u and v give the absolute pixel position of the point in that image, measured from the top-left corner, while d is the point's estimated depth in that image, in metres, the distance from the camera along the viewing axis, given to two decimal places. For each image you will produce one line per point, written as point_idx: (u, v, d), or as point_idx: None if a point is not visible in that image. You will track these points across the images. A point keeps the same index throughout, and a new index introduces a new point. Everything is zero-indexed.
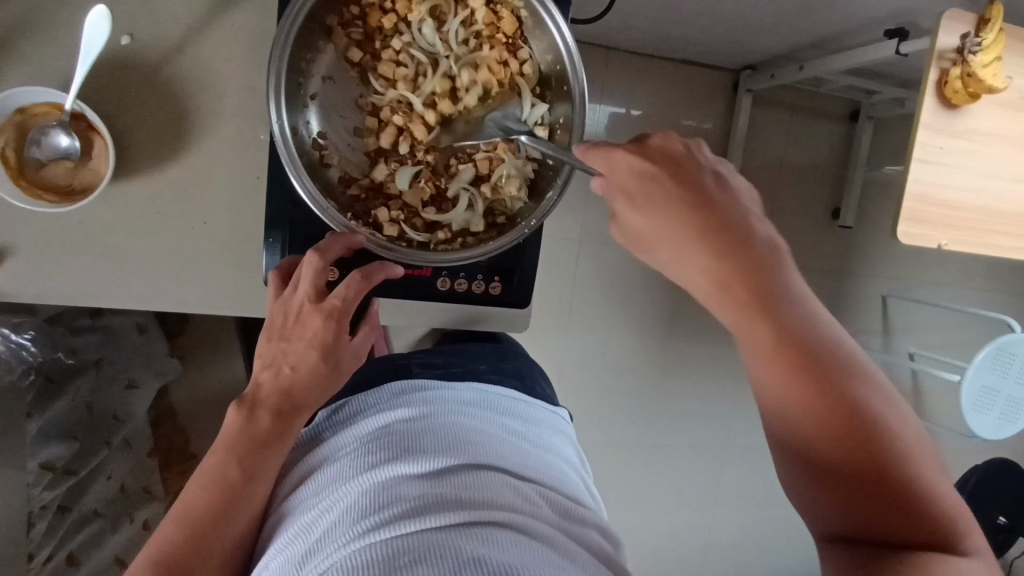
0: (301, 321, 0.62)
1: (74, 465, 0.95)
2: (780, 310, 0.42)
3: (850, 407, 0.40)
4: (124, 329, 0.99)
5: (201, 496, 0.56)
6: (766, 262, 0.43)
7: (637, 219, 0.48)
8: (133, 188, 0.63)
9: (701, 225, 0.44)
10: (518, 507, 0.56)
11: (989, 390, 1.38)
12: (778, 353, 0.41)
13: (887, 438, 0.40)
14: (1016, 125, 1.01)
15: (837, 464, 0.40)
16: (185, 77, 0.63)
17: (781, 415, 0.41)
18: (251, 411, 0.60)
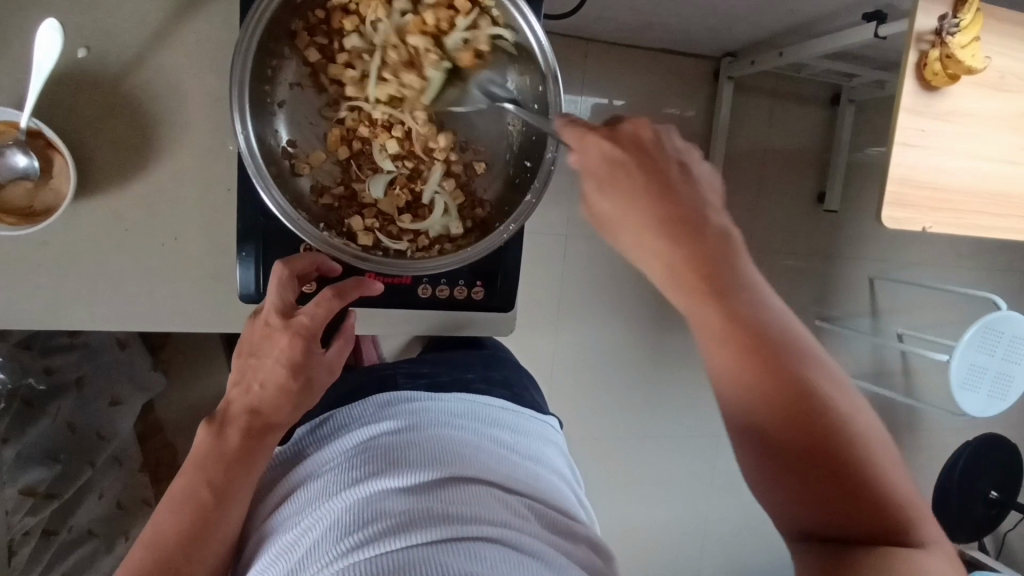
0: (269, 337, 0.60)
1: (56, 489, 0.92)
2: (736, 298, 0.44)
3: (802, 392, 0.42)
4: (103, 347, 0.97)
5: (172, 519, 0.55)
6: (722, 249, 0.45)
7: (604, 205, 0.48)
8: (98, 206, 0.61)
9: (660, 212, 0.46)
10: (505, 521, 0.55)
11: (978, 369, 1.39)
12: (739, 340, 0.43)
13: (841, 425, 0.42)
14: (996, 105, 1.01)
15: (790, 445, 0.41)
16: (146, 90, 0.61)
17: (742, 405, 0.43)
18: (220, 430, 0.59)
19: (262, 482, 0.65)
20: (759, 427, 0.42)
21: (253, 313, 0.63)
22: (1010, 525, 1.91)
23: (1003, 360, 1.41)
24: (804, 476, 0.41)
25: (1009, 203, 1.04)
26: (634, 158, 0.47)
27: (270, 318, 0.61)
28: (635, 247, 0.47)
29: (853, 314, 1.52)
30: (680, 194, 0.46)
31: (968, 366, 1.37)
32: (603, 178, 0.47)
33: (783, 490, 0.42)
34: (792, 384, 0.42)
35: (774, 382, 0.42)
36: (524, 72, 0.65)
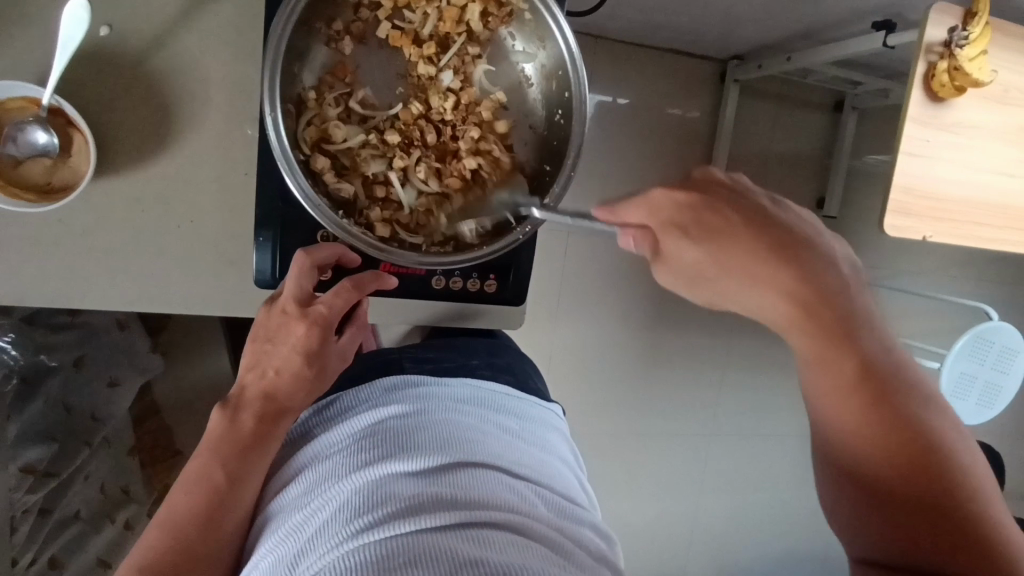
0: (287, 325, 0.61)
1: (54, 467, 0.91)
2: (857, 340, 0.43)
3: (916, 435, 0.40)
4: (106, 328, 0.97)
5: (185, 500, 0.55)
6: (829, 280, 0.44)
7: (690, 252, 0.47)
8: (115, 186, 0.61)
9: (761, 246, 0.45)
10: (514, 507, 0.56)
11: (968, 377, 1.41)
12: (862, 377, 0.42)
13: (961, 476, 0.40)
14: (999, 118, 1.02)
15: (905, 497, 0.39)
16: (169, 71, 0.61)
17: (852, 437, 0.41)
18: (234, 414, 0.59)
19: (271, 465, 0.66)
20: (864, 455, 0.41)
21: (269, 300, 0.64)
22: None
23: (993, 370, 1.43)
24: (917, 532, 0.39)
25: (1009, 215, 1.06)
26: (712, 199, 0.48)
27: (287, 307, 0.62)
28: (726, 292, 0.47)
29: None
30: (784, 228, 0.46)
31: (958, 374, 1.40)
32: (687, 223, 0.48)
33: (891, 542, 0.40)
34: (914, 439, 0.40)
35: (892, 418, 0.40)
36: (550, 76, 0.68)
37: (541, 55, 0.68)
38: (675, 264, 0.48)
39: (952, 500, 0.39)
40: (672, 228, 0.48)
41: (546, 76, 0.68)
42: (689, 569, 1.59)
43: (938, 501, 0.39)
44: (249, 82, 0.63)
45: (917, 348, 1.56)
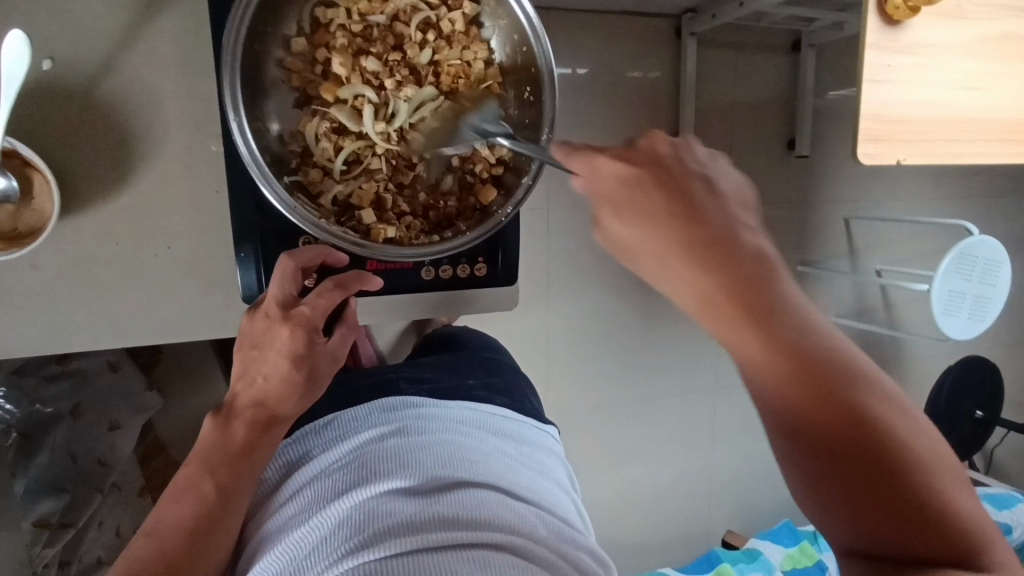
0: (271, 330, 0.59)
1: (69, 518, 0.93)
2: (772, 323, 0.40)
3: (851, 411, 0.39)
4: (97, 371, 0.94)
5: (173, 509, 0.54)
6: (753, 260, 0.42)
7: (625, 230, 0.46)
8: (84, 222, 0.59)
9: (681, 239, 0.43)
10: (514, 528, 0.56)
11: (956, 294, 1.43)
12: (777, 362, 0.39)
13: (898, 448, 0.39)
14: (956, 33, 1.03)
15: (848, 480, 0.38)
16: (122, 97, 0.59)
17: (793, 425, 0.39)
18: (227, 422, 0.58)
19: (265, 480, 0.65)
20: (798, 430, 0.39)
21: (252, 308, 0.62)
22: (997, 441, 1.99)
23: (980, 283, 1.46)
24: (856, 508, 0.38)
25: (976, 128, 1.06)
26: (654, 176, 0.47)
27: (270, 311, 0.60)
28: (665, 275, 0.44)
29: (831, 256, 1.55)
30: (702, 212, 0.44)
31: (947, 292, 1.42)
32: (619, 200, 0.47)
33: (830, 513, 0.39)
34: (847, 413, 0.38)
35: (826, 401, 0.39)
36: (514, 55, 0.68)
37: (502, 31, 0.68)
38: (610, 238, 0.48)
39: (902, 489, 0.38)
40: (606, 206, 0.48)
41: (510, 54, 0.69)
42: (711, 522, 1.61)
43: (875, 474, 0.38)
44: (206, 99, 0.61)
45: (903, 274, 1.58)
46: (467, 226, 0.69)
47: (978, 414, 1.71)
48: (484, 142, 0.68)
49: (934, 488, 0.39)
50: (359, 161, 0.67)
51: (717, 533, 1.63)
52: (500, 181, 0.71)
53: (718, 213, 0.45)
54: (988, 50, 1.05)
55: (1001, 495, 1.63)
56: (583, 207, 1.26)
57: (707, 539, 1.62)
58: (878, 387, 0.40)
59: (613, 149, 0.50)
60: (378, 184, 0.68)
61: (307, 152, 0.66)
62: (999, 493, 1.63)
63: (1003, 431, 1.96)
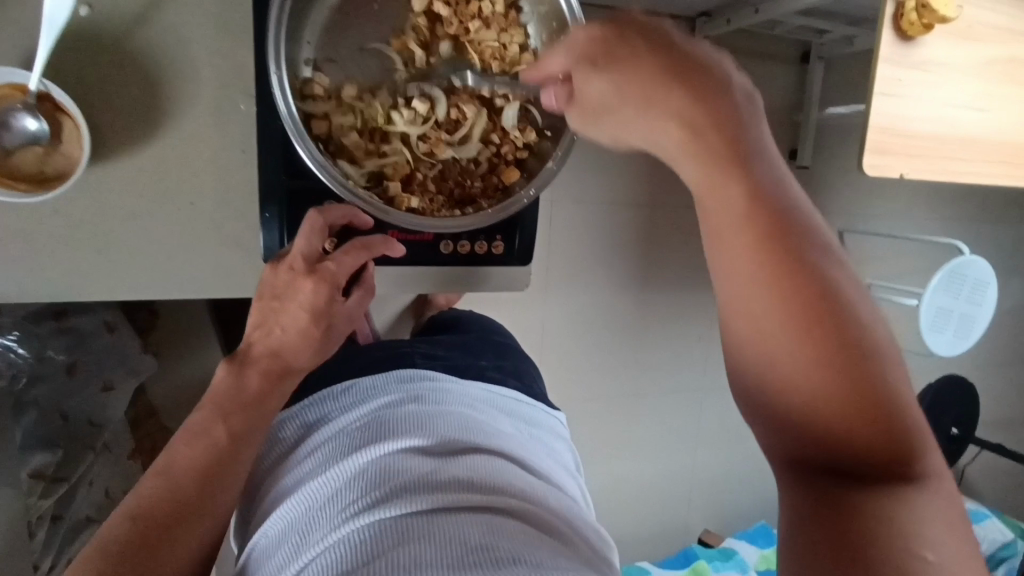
0: (294, 283, 0.60)
1: (62, 472, 0.92)
2: (751, 169, 0.34)
3: (824, 302, 0.32)
4: (94, 330, 0.94)
5: (185, 451, 0.52)
6: (740, 119, 0.35)
7: (592, 72, 0.38)
8: (110, 170, 0.59)
9: (661, 74, 0.35)
10: (526, 495, 0.57)
11: (944, 311, 1.47)
12: (752, 221, 0.33)
13: (876, 360, 0.32)
14: (965, 54, 1.05)
15: (816, 393, 0.31)
16: (156, 48, 0.59)
17: (756, 301, 0.33)
18: (241, 370, 0.57)
19: (282, 439, 0.66)
20: (756, 328, 0.33)
21: (275, 259, 0.62)
22: (970, 459, 2.04)
23: (968, 302, 1.49)
24: (815, 429, 0.32)
25: (977, 149, 1.09)
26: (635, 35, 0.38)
27: (295, 263, 0.61)
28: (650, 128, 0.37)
29: None
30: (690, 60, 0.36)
31: (936, 308, 1.45)
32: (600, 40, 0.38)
33: (773, 429, 0.34)
34: (822, 310, 0.32)
35: (788, 270, 0.32)
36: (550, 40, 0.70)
37: (537, 19, 0.70)
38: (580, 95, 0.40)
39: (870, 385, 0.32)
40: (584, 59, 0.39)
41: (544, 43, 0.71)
42: (690, 519, 1.64)
43: (848, 395, 0.31)
44: (239, 57, 0.61)
45: (893, 289, 1.61)
46: (489, 205, 0.71)
47: (954, 430, 1.76)
48: (516, 126, 0.71)
49: (900, 404, 0.32)
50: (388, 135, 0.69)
51: (694, 530, 1.66)
52: (524, 166, 0.73)
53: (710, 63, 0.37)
54: (995, 73, 1.07)
55: (971, 510, 1.67)
56: (588, 201, 1.27)
57: (685, 536, 1.65)
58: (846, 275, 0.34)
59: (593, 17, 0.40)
60: (406, 159, 0.70)
61: (339, 120, 0.67)
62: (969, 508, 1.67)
63: (976, 449, 2.01)
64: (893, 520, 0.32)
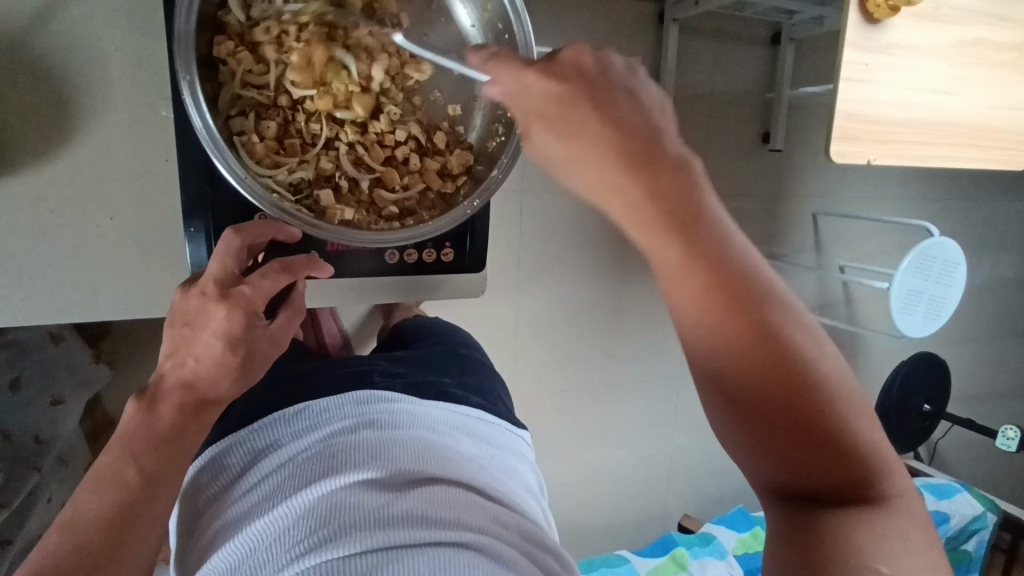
0: (205, 309, 0.54)
1: (4, 498, 0.86)
2: (701, 243, 0.37)
3: (782, 361, 0.37)
4: (36, 343, 0.89)
5: (93, 500, 0.50)
6: (688, 198, 0.38)
7: (557, 145, 0.41)
8: (19, 186, 0.57)
9: (621, 146, 0.38)
10: (484, 529, 0.55)
11: (914, 293, 1.47)
12: (706, 291, 0.37)
13: (828, 411, 0.37)
14: (932, 36, 1.03)
15: (769, 415, 0.37)
16: (57, 53, 0.56)
17: (716, 340, 0.37)
18: (152, 406, 0.53)
19: (225, 467, 0.63)
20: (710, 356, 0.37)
21: (188, 282, 0.57)
22: (941, 434, 2.07)
23: (937, 284, 1.50)
24: (772, 440, 0.37)
25: (946, 132, 1.07)
26: (581, 90, 0.41)
27: (206, 288, 0.55)
28: (596, 189, 0.39)
29: (797, 250, 1.58)
30: (632, 110, 0.40)
31: (905, 291, 1.45)
32: (551, 115, 0.41)
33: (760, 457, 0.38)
34: (782, 363, 0.37)
35: (746, 334, 0.37)
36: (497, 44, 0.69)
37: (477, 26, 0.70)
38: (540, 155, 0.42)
39: (820, 419, 0.37)
40: (533, 120, 0.42)
41: (489, 58, 0.70)
42: (669, 506, 1.64)
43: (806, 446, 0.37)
44: (151, 60, 0.59)
45: (865, 271, 1.61)
46: (430, 216, 0.69)
47: (926, 408, 1.78)
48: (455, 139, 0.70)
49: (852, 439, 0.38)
50: (315, 145, 0.65)
51: (673, 517, 1.67)
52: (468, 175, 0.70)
53: (650, 123, 0.40)
54: (962, 56, 1.06)
55: (942, 486, 1.70)
56: (556, 191, 1.24)
57: (663, 523, 1.66)
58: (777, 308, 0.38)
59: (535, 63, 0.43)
60: (338, 168, 0.66)
61: (262, 131, 0.63)
62: (940, 483, 1.70)
63: (948, 425, 2.04)
64: (853, 538, 0.37)
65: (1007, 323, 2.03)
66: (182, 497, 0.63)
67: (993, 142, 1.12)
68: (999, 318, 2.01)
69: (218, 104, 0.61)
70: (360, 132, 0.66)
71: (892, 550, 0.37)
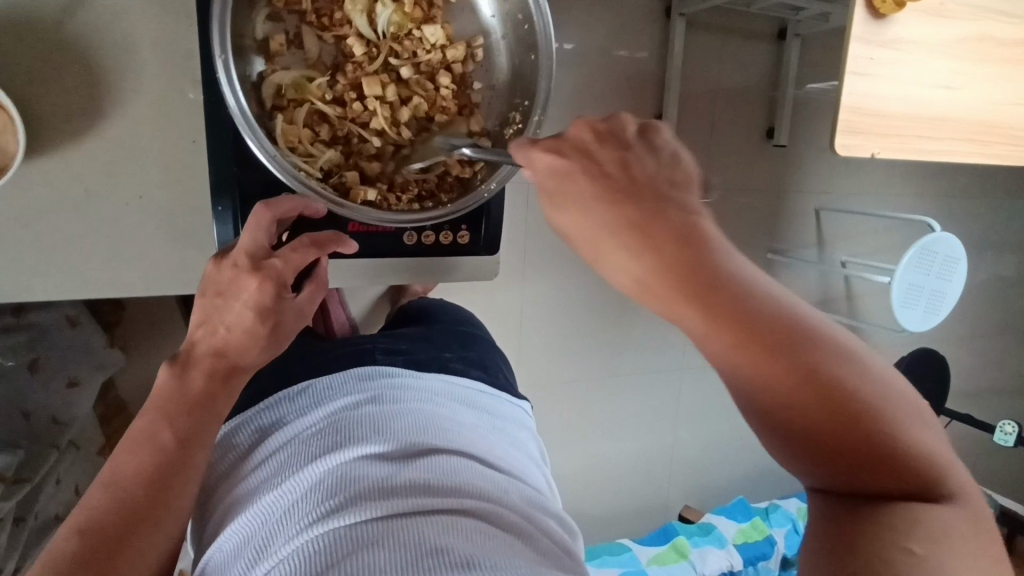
0: (237, 280, 0.57)
1: (25, 473, 0.88)
2: (720, 281, 0.36)
3: (817, 374, 0.35)
4: (56, 325, 0.90)
5: (129, 461, 0.52)
6: (690, 238, 0.38)
7: (564, 219, 0.42)
8: (52, 164, 0.59)
9: (617, 218, 0.40)
10: (486, 495, 0.57)
11: (915, 287, 1.49)
12: (717, 336, 0.35)
13: (876, 418, 0.35)
14: (937, 32, 1.04)
15: (813, 431, 0.35)
16: (90, 35, 0.58)
17: (750, 390, 0.36)
18: (184, 371, 0.55)
19: (232, 447, 0.65)
20: (757, 392, 0.35)
21: (220, 254, 0.60)
22: (940, 430, 2.09)
23: (938, 279, 1.51)
24: (821, 458, 0.35)
25: (949, 128, 1.09)
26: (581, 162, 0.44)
27: (238, 260, 0.58)
28: (599, 258, 0.40)
29: (800, 244, 1.59)
30: (637, 176, 0.42)
31: (907, 285, 1.47)
32: (552, 188, 0.44)
33: (811, 469, 0.36)
34: (812, 374, 0.35)
35: (774, 361, 0.35)
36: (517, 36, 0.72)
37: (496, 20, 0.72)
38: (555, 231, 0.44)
39: (873, 441, 0.35)
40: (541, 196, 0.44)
41: (510, 48, 0.73)
42: (670, 496, 1.66)
43: (850, 449, 0.35)
44: (181, 44, 0.61)
45: (867, 266, 1.63)
46: (449, 199, 0.70)
47: (925, 403, 1.79)
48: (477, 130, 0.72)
49: (898, 433, 0.35)
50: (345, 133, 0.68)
51: (674, 507, 1.69)
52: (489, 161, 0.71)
53: (653, 185, 0.41)
54: (965, 52, 1.07)
55: None
56: None
57: (664, 514, 1.68)
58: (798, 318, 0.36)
59: (542, 140, 0.46)
60: (365, 154, 0.69)
61: (295, 118, 0.65)
62: None
63: (946, 420, 2.06)
64: (900, 523, 0.34)
65: (1006, 321, 2.05)
66: None
67: (996, 137, 1.14)
68: (999, 315, 2.03)
69: (252, 91, 0.63)
70: (388, 117, 0.69)
71: (937, 534, 0.33)
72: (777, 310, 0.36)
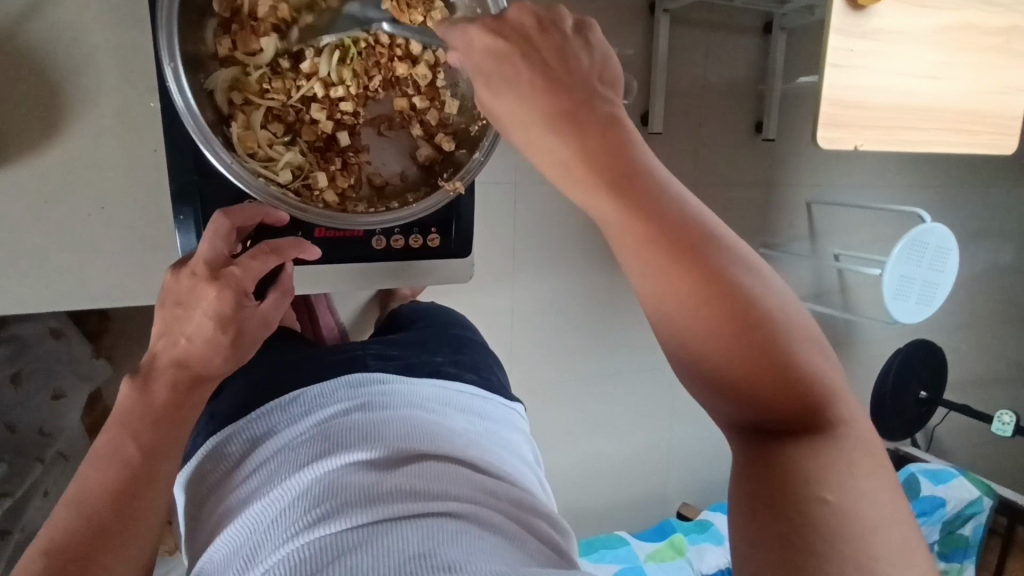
0: (196, 289, 0.57)
1: (7, 487, 0.88)
2: (635, 189, 0.39)
3: (720, 284, 0.38)
4: (38, 337, 0.89)
5: (95, 477, 0.51)
6: (619, 145, 0.40)
7: (495, 102, 0.44)
8: (12, 176, 0.59)
9: (548, 107, 0.41)
10: (472, 499, 0.57)
11: (907, 279, 1.48)
12: (632, 229, 0.38)
13: (774, 333, 0.38)
14: (919, 21, 1.04)
15: (711, 356, 0.37)
16: (48, 48, 0.58)
17: (654, 293, 0.39)
18: (146, 384, 0.55)
19: (219, 459, 0.64)
20: (667, 306, 0.38)
21: (178, 263, 0.60)
22: (938, 420, 2.08)
23: (929, 270, 1.50)
24: (729, 387, 0.38)
25: (933, 117, 1.08)
26: (517, 47, 0.44)
27: (198, 269, 0.59)
28: (528, 140, 0.42)
29: (792, 238, 1.58)
30: (570, 71, 0.43)
31: (898, 277, 1.46)
32: (489, 72, 0.45)
33: (712, 398, 0.39)
34: (713, 280, 0.38)
35: (680, 267, 0.38)
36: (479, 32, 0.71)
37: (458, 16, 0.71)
38: (488, 117, 0.45)
39: (773, 353, 0.37)
40: (478, 81, 0.45)
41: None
42: (667, 493, 1.66)
43: (750, 366, 0.37)
44: (139, 52, 0.62)
45: (859, 259, 1.62)
46: (416, 198, 0.73)
47: (922, 394, 1.78)
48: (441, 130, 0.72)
49: (793, 354, 0.38)
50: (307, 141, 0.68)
51: (672, 504, 1.68)
52: (452, 158, 0.74)
53: (584, 85, 0.43)
54: (948, 41, 1.06)
55: (938, 471, 1.71)
56: (548, 182, 1.25)
57: (663, 510, 1.67)
58: (703, 228, 0.39)
59: (483, 21, 0.47)
60: (330, 161, 0.70)
61: (254, 130, 0.66)
62: (937, 468, 1.71)
63: (945, 411, 2.05)
64: (805, 462, 0.36)
65: (1003, 310, 2.04)
66: (188, 482, 0.65)
67: (981, 127, 1.13)
68: (995, 304, 2.02)
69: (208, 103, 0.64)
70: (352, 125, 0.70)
71: (839, 473, 0.36)
72: (685, 223, 0.39)
